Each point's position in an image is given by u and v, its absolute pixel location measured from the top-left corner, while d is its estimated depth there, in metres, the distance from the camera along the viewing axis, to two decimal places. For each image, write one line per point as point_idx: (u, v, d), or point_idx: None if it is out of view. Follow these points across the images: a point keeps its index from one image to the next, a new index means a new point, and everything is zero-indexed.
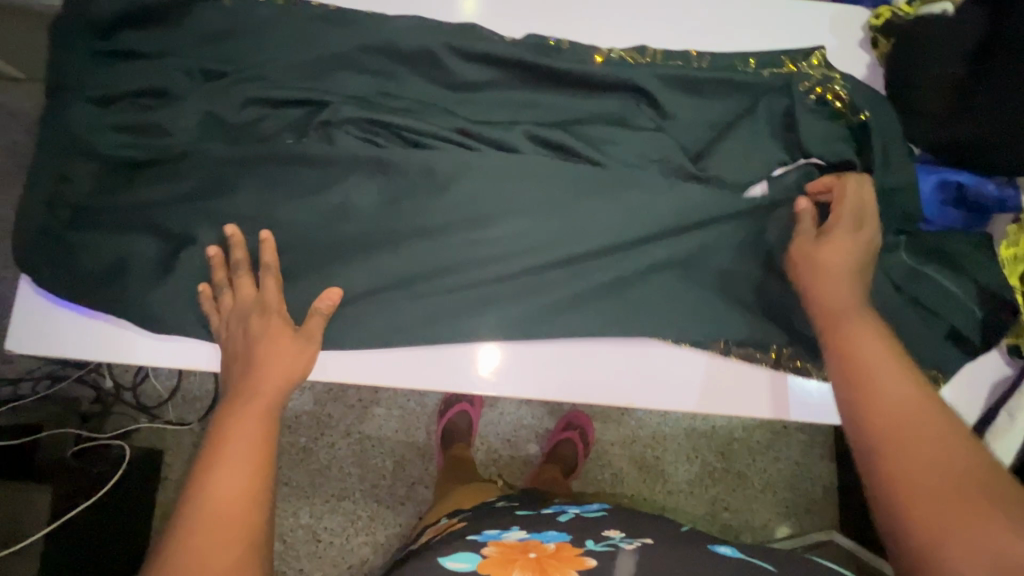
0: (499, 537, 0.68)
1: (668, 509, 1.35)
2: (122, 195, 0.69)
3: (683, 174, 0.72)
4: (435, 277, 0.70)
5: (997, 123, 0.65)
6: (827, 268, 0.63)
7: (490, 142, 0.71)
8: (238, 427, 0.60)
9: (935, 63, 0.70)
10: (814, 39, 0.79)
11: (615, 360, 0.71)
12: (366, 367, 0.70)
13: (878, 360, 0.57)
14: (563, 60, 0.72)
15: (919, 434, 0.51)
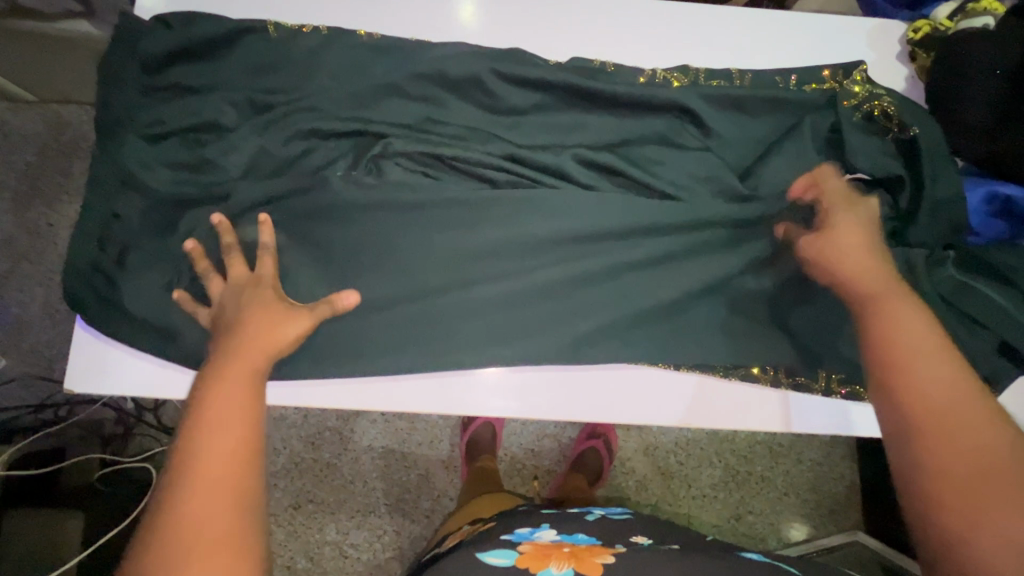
0: (533, 537, 0.67)
1: (694, 515, 1.36)
2: (172, 229, 0.69)
3: (730, 193, 0.72)
4: (483, 302, 0.70)
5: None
6: (846, 247, 0.61)
7: (539, 167, 0.72)
8: (216, 393, 0.53)
9: (980, 79, 0.70)
10: (852, 54, 0.79)
11: (623, 383, 0.71)
12: (412, 393, 0.70)
13: (918, 344, 0.54)
14: (609, 84, 0.73)
15: (956, 425, 0.50)
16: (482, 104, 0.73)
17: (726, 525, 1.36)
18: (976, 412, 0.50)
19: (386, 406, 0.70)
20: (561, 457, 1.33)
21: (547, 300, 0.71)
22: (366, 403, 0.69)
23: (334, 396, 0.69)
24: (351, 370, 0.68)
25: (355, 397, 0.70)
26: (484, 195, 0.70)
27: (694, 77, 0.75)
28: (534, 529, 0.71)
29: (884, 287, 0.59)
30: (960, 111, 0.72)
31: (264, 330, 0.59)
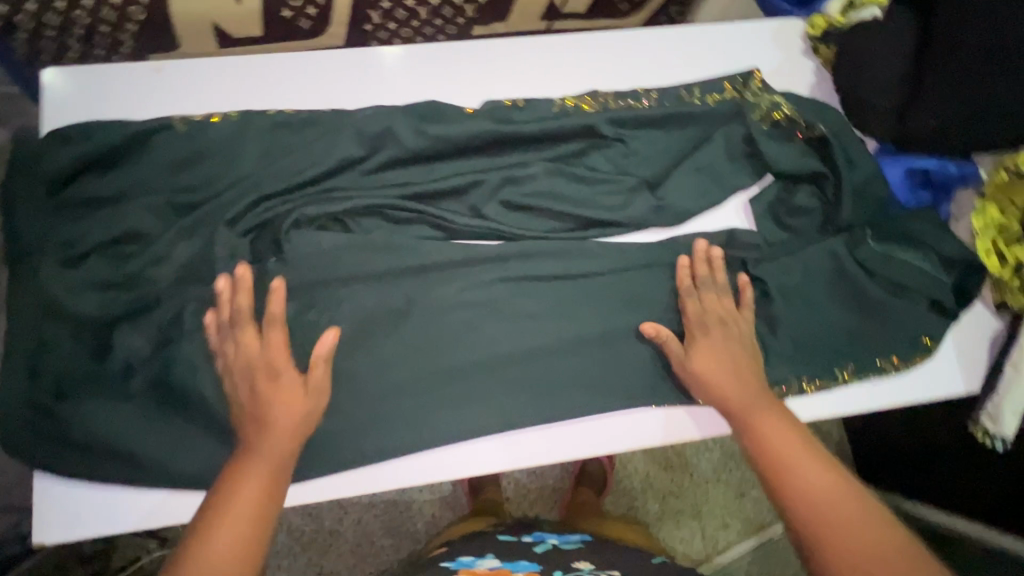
0: (471, 566, 0.74)
1: (704, 502, 1.39)
2: (111, 348, 0.66)
3: (664, 208, 0.74)
4: (443, 361, 0.69)
5: (948, 109, 0.71)
6: (709, 363, 0.67)
7: (469, 216, 0.73)
8: (227, 489, 0.56)
9: (879, 66, 0.76)
10: (751, 56, 0.84)
11: (596, 426, 0.70)
12: (408, 470, 0.67)
13: (788, 447, 0.61)
14: (524, 120, 0.73)
15: (847, 518, 0.54)
16: (414, 162, 0.73)
17: (732, 504, 1.40)
18: (839, 491, 0.57)
19: (390, 488, 0.67)
20: (564, 474, 1.33)
21: (521, 351, 0.70)
22: (366, 487, 0.67)
23: (330, 487, 0.67)
24: (330, 460, 0.66)
25: (349, 484, 0.67)
26: (444, 262, 0.72)
27: (603, 100, 0.77)
28: (477, 557, 0.77)
29: (744, 396, 0.66)
30: (864, 95, 0.76)
31: (279, 424, 0.60)
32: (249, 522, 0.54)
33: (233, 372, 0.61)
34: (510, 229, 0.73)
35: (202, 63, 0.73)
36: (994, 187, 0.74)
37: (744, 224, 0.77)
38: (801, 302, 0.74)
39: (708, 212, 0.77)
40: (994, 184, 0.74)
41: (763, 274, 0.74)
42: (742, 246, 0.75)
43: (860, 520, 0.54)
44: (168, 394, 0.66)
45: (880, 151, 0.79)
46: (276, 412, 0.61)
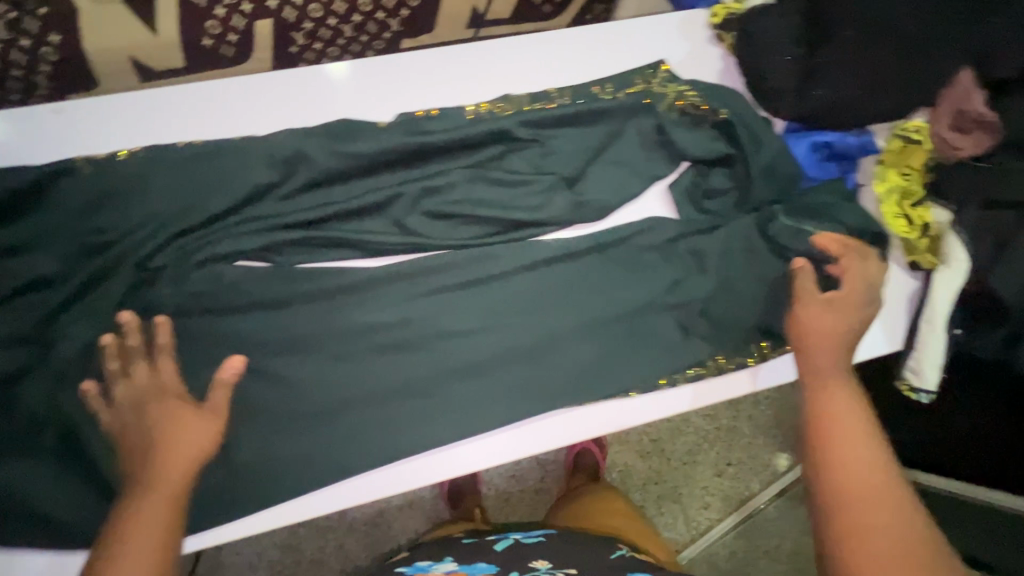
0: (427, 571, 0.68)
1: (681, 481, 1.42)
2: (35, 401, 0.65)
3: (582, 207, 0.76)
4: (384, 377, 0.71)
5: (842, 88, 0.76)
6: (818, 329, 0.70)
7: (395, 232, 0.74)
8: (120, 540, 0.52)
9: (778, 49, 0.78)
10: (658, 50, 0.86)
11: (553, 422, 0.72)
12: (365, 484, 0.69)
13: (849, 418, 0.62)
14: (437, 132, 0.74)
15: (872, 495, 0.54)
16: (332, 181, 0.73)
17: (711, 483, 1.43)
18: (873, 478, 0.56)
19: (351, 503, 0.69)
20: (542, 474, 1.34)
21: (458, 360, 0.72)
22: (324, 505, 0.69)
23: (288, 513, 0.68)
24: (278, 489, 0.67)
25: (309, 507, 0.69)
26: (373, 283, 0.73)
27: (516, 105, 0.77)
28: (433, 561, 0.72)
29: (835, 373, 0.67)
30: (768, 77, 0.78)
31: (183, 454, 0.58)
32: (151, 566, 0.51)
33: (148, 414, 0.60)
34: (433, 238, 0.74)
35: (96, 100, 0.70)
36: (892, 153, 0.78)
37: (665, 212, 0.80)
38: (724, 285, 0.76)
39: (629, 204, 0.79)
40: (892, 150, 0.78)
41: (683, 262, 0.77)
42: (663, 235, 0.77)
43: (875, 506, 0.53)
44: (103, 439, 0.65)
45: (785, 130, 0.81)
46: (166, 465, 0.57)
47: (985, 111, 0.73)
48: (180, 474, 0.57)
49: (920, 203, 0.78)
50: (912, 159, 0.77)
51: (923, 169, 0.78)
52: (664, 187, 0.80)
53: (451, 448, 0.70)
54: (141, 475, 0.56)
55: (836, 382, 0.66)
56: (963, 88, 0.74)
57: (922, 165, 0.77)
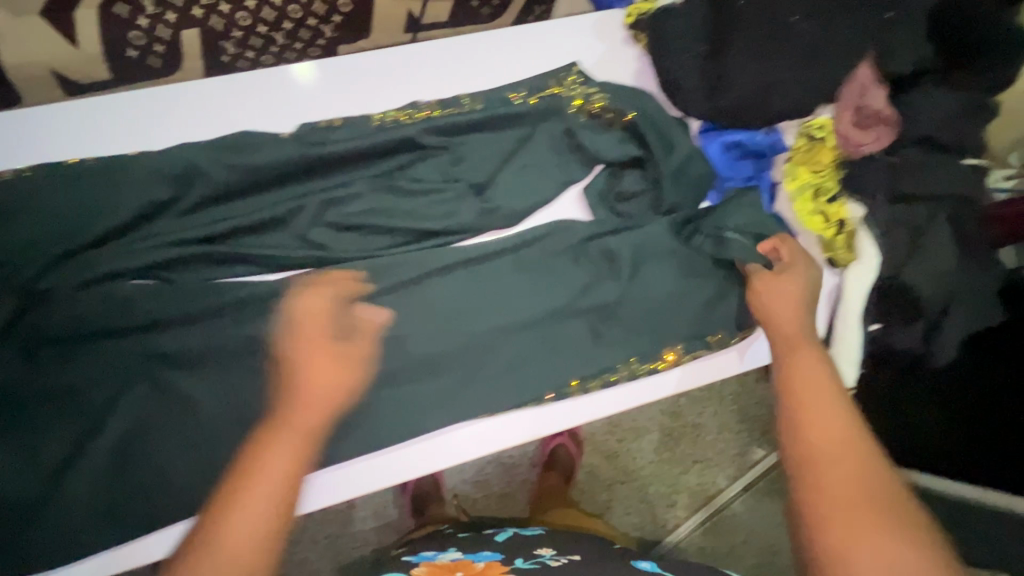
0: (433, 559, 0.73)
1: (647, 482, 1.42)
2: None
3: (493, 213, 0.75)
4: None
5: (747, 86, 0.75)
6: (780, 295, 0.69)
7: (301, 244, 0.72)
8: (258, 465, 0.50)
9: (682, 48, 0.77)
10: (574, 52, 0.85)
11: (486, 427, 0.72)
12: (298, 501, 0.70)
13: (818, 376, 0.58)
14: (339, 142, 0.73)
15: (839, 448, 0.50)
16: (231, 197, 0.71)
17: (677, 482, 1.42)
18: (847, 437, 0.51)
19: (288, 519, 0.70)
20: (508, 478, 1.33)
21: (370, 372, 0.71)
22: None
23: (212, 530, 0.68)
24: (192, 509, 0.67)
25: (231, 523, 0.68)
26: (276, 292, 0.71)
27: (425, 113, 0.77)
28: (437, 552, 0.76)
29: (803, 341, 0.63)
30: (675, 76, 0.77)
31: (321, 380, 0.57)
32: (287, 496, 0.48)
33: None
34: (337, 250, 0.72)
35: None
36: (801, 151, 0.78)
37: (579, 215, 0.79)
38: (640, 288, 0.76)
39: (545, 208, 0.78)
40: (799, 149, 0.78)
41: (599, 266, 0.76)
42: (577, 240, 0.76)
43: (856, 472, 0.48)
44: (18, 460, 0.64)
45: (698, 131, 0.80)
46: (306, 385, 0.56)
47: (881, 108, 0.75)
48: (321, 398, 0.56)
49: (834, 200, 0.78)
50: (819, 156, 0.78)
51: (832, 166, 0.78)
52: (578, 192, 0.79)
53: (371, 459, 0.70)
54: (284, 405, 0.56)
55: (802, 347, 0.62)
56: (860, 85, 0.75)
57: (831, 162, 0.77)
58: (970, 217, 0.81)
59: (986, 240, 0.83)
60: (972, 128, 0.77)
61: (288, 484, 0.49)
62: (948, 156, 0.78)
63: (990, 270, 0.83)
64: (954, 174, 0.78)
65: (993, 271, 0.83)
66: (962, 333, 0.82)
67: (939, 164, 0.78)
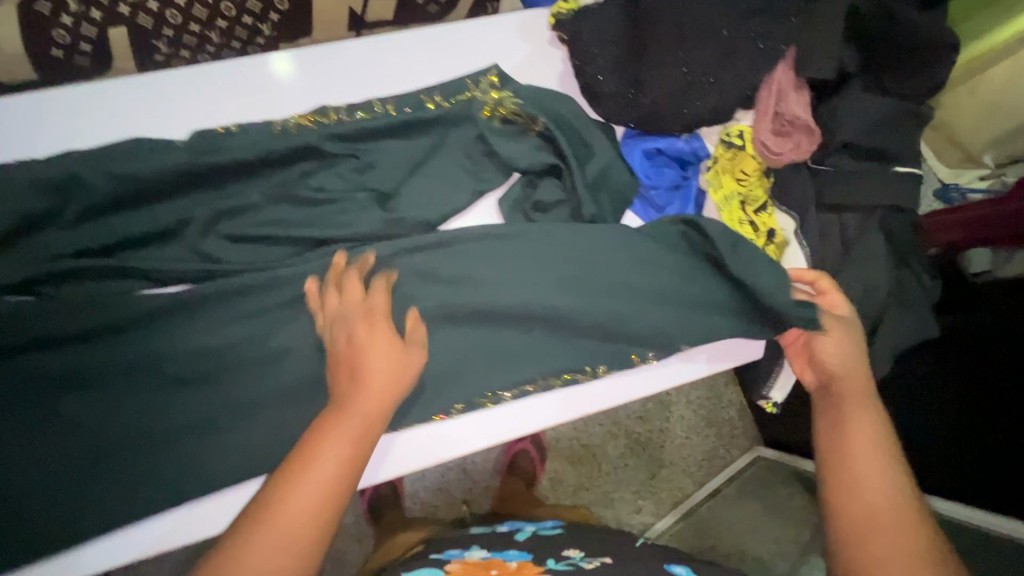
0: (463, 557, 0.71)
1: (613, 489, 1.37)
2: None
3: (402, 222, 0.72)
4: (195, 415, 0.66)
5: (664, 92, 0.71)
6: (823, 356, 0.69)
7: (195, 257, 0.69)
8: (308, 470, 0.53)
9: (599, 48, 0.72)
10: (497, 52, 0.82)
11: (413, 444, 0.70)
12: (223, 513, 0.68)
13: (870, 459, 0.60)
14: (230, 149, 0.68)
15: (900, 544, 0.54)
16: (113, 208, 0.67)
17: (643, 487, 1.38)
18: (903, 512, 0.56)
19: (214, 530, 0.68)
20: (471, 484, 1.28)
21: (272, 389, 0.68)
22: (183, 536, 0.67)
23: (121, 550, 0.66)
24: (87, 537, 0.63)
25: (138, 544, 0.66)
26: (166, 306, 0.67)
27: (332, 117, 0.73)
28: (464, 550, 0.75)
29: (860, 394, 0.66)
30: (596, 79, 0.72)
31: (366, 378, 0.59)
32: (327, 488, 0.53)
33: None
34: (234, 263, 0.69)
35: None
36: (722, 160, 0.75)
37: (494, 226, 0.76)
38: (560, 301, 0.70)
39: (459, 217, 0.75)
40: (721, 157, 0.75)
41: (517, 277, 0.70)
42: (490, 248, 0.71)
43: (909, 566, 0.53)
44: None
45: (623, 135, 0.78)
46: (355, 402, 0.58)
47: (800, 114, 0.71)
48: (354, 424, 0.56)
49: (761, 210, 0.76)
50: (741, 164, 0.74)
51: (756, 175, 0.75)
52: (494, 200, 0.76)
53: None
54: (335, 402, 0.59)
55: (861, 391, 0.66)
56: (777, 90, 0.72)
57: (755, 170, 0.74)
58: (901, 227, 0.79)
59: (919, 251, 0.81)
60: (896, 138, 0.75)
61: (328, 480, 0.53)
62: (871, 167, 0.76)
63: (923, 282, 0.81)
64: (879, 184, 0.76)
65: (927, 282, 0.81)
66: (896, 342, 0.80)
67: (860, 175, 0.76)
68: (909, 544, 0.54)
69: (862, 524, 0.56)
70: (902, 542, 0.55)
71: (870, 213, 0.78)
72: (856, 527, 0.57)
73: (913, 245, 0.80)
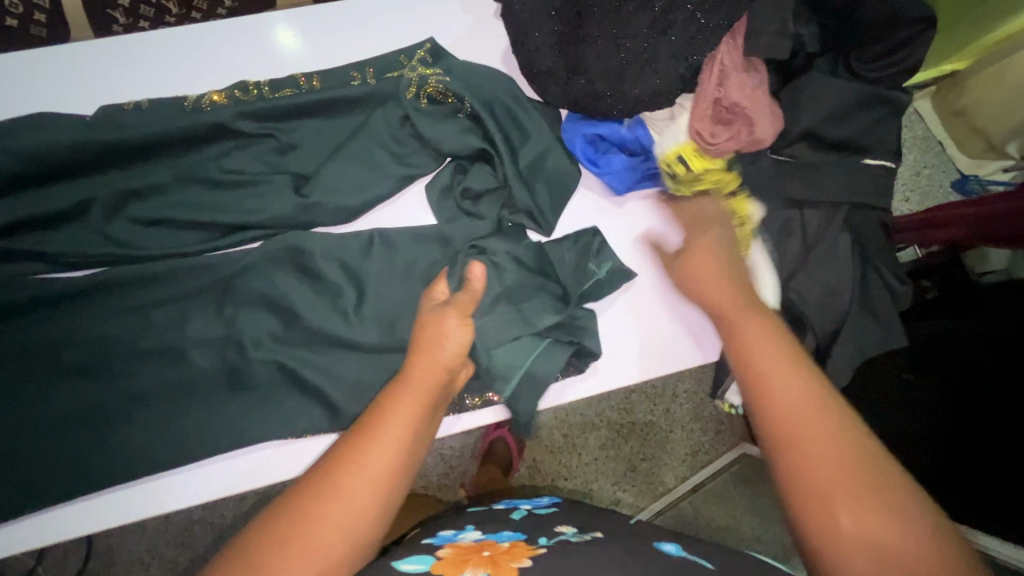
0: (453, 539, 0.54)
1: (587, 480, 1.27)
2: None
3: (321, 205, 0.69)
4: (100, 398, 0.64)
5: (601, 73, 0.67)
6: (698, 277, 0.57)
7: (102, 239, 0.66)
8: (366, 428, 0.47)
9: (532, 26, 0.67)
10: (442, 23, 0.75)
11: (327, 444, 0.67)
12: (137, 504, 0.64)
13: (770, 358, 0.47)
14: (140, 125, 0.66)
15: (823, 450, 0.42)
16: (10, 186, 0.64)
17: (623, 478, 1.28)
18: (837, 435, 0.42)
19: (124, 520, 0.64)
20: (447, 469, 1.21)
21: (172, 380, 0.66)
22: (90, 525, 0.63)
23: (20, 538, 0.62)
24: None
25: (35, 534, 0.62)
26: (75, 287, 0.65)
27: (253, 92, 0.69)
28: (460, 532, 0.57)
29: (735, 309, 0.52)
30: (531, 57, 0.68)
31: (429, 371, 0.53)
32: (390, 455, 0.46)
33: None
34: (139, 248, 0.67)
35: None
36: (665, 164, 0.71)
37: (420, 213, 0.72)
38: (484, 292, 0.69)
39: (387, 204, 0.72)
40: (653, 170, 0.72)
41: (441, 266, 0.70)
42: (411, 236, 0.70)
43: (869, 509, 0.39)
44: None
45: (566, 117, 0.73)
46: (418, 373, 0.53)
47: (738, 99, 0.67)
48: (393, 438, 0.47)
49: (721, 206, 0.71)
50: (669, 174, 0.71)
51: (704, 172, 0.70)
52: (422, 186, 0.73)
53: (203, 466, 0.65)
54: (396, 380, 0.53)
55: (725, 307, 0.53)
56: (719, 72, 0.67)
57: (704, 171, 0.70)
58: (865, 226, 0.73)
59: (889, 251, 0.75)
60: (854, 128, 0.70)
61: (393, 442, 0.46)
62: (832, 160, 0.71)
63: (892, 285, 0.73)
64: (839, 178, 0.70)
65: (899, 285, 0.73)
66: (860, 346, 0.73)
67: (819, 169, 0.70)
68: (857, 482, 0.40)
69: (807, 483, 0.41)
70: (854, 483, 0.40)
71: (831, 209, 0.72)
72: (807, 495, 0.41)
73: (880, 244, 0.74)
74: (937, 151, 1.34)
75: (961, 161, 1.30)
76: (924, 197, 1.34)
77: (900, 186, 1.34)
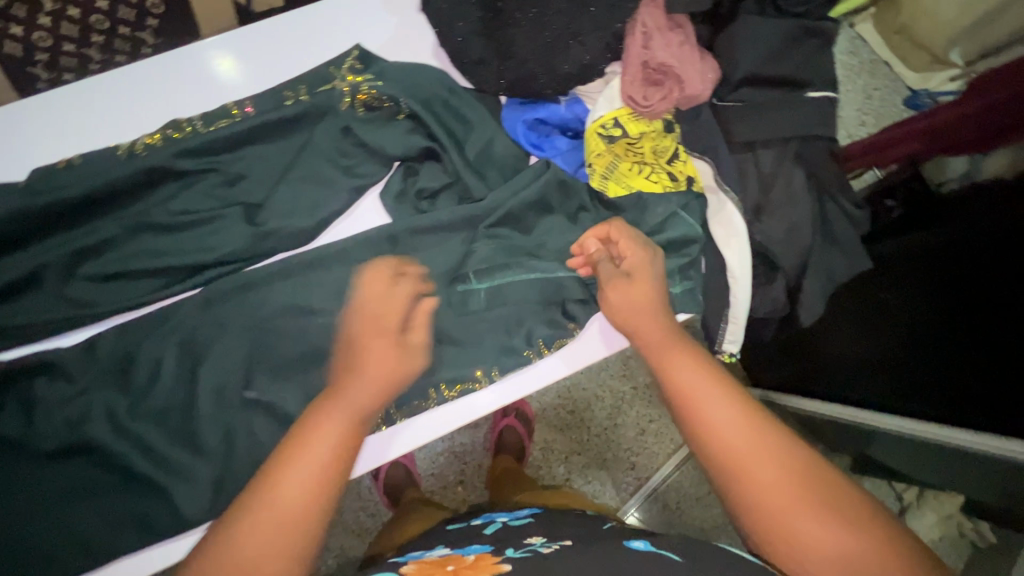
0: (420, 557, 0.54)
1: (602, 450, 1.29)
2: None
3: (275, 230, 0.69)
4: (93, 461, 0.64)
5: (531, 52, 0.67)
6: (633, 282, 0.64)
7: (62, 302, 0.66)
8: (291, 468, 0.53)
9: (455, 19, 0.68)
10: (368, 25, 0.74)
11: None
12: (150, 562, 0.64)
13: (698, 386, 0.57)
14: (75, 182, 0.64)
15: (750, 459, 0.51)
16: None
17: (634, 444, 1.30)
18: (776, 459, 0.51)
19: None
20: (462, 466, 1.23)
21: (160, 431, 0.65)
22: None
23: None
24: None
25: None
26: (44, 358, 0.65)
27: (184, 129, 0.68)
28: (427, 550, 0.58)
29: (660, 343, 0.61)
30: (461, 48, 0.68)
31: (355, 406, 0.56)
32: (316, 474, 0.53)
33: None
34: (100, 306, 0.66)
35: None
36: (602, 143, 0.70)
37: (379, 222, 0.72)
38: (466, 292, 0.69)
39: (344, 217, 0.72)
40: (597, 150, 0.70)
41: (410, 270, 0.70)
42: (374, 246, 0.70)
43: (804, 508, 0.48)
44: None
45: (506, 103, 0.73)
46: (361, 386, 0.57)
47: (663, 59, 0.67)
48: (314, 463, 0.53)
49: (675, 158, 0.72)
50: (615, 152, 0.71)
51: (644, 134, 0.71)
52: (376, 194, 0.73)
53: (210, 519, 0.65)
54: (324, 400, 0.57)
55: (650, 324, 0.62)
56: (643, 34, 0.67)
57: (643, 135, 0.70)
58: (815, 157, 0.74)
59: (842, 178, 0.76)
60: (789, 65, 0.71)
61: (326, 457, 0.54)
62: (771, 101, 0.72)
63: (850, 212, 0.75)
64: (779, 115, 0.71)
65: (855, 209, 0.75)
66: (829, 276, 0.75)
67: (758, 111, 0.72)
68: (795, 498, 0.49)
69: (753, 501, 0.50)
70: (795, 501, 0.49)
71: (779, 147, 0.73)
72: (745, 499, 0.51)
73: (833, 175, 0.75)
74: (885, 73, 1.36)
75: (909, 78, 1.32)
76: (880, 118, 1.36)
77: (855, 112, 1.36)
